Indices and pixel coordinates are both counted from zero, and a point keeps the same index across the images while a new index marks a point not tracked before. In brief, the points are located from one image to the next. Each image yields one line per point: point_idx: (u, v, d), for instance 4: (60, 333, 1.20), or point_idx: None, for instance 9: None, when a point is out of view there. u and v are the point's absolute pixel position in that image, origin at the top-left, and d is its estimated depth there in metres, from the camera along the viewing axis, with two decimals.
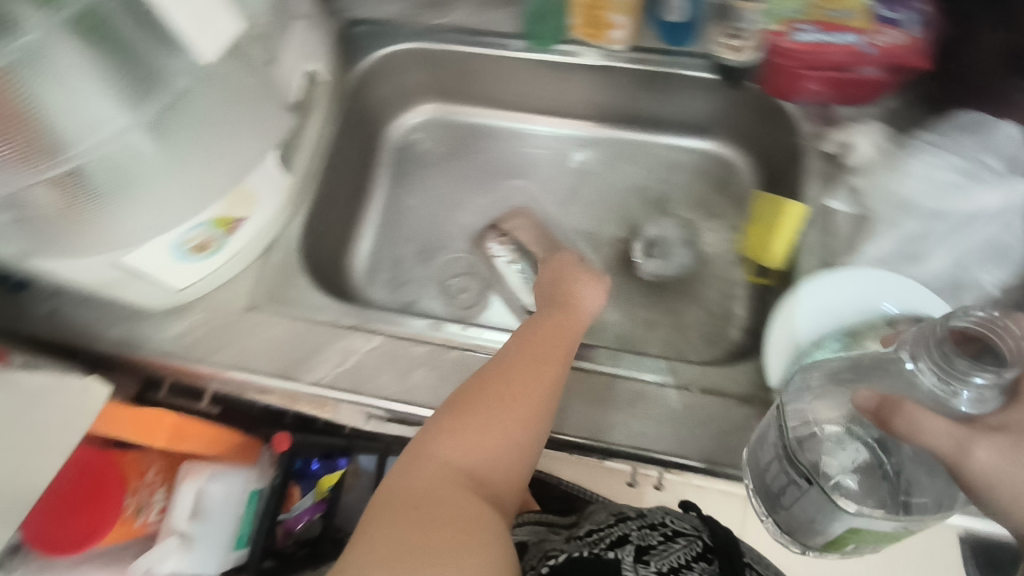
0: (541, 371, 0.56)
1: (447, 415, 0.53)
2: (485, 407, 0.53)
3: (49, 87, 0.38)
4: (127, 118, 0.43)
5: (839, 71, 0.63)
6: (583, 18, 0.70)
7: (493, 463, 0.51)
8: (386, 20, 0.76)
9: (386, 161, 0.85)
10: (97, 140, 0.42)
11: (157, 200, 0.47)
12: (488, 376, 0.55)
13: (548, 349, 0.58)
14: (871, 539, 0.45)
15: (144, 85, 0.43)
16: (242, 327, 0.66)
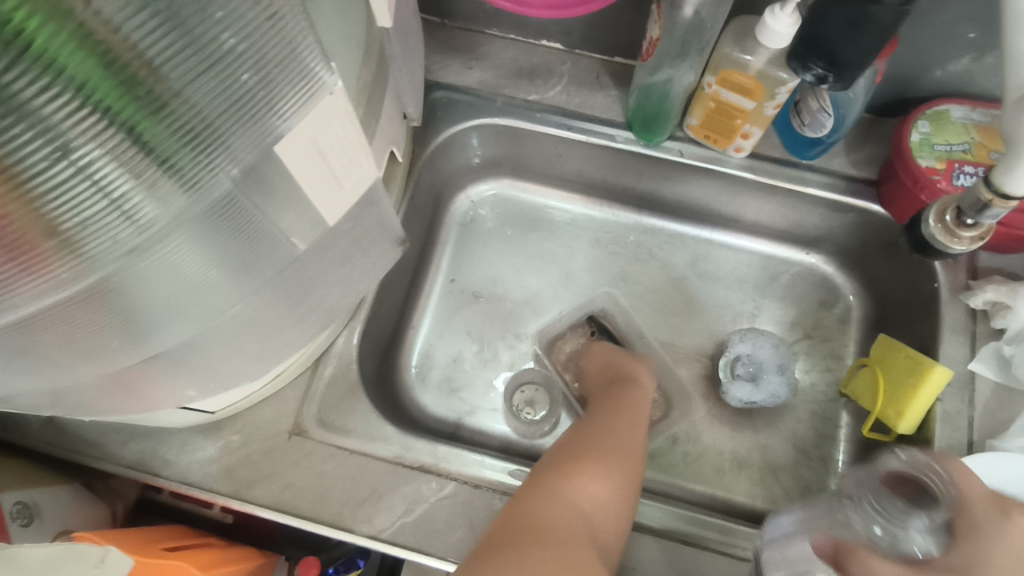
0: (624, 432, 0.55)
1: (543, 474, 0.50)
2: (586, 468, 0.50)
3: (154, 281, 0.30)
4: (230, 298, 0.34)
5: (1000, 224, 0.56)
6: (705, 121, 0.60)
7: (602, 513, 0.48)
8: (471, 87, 0.66)
9: (446, 237, 0.75)
10: (190, 321, 0.34)
11: (221, 359, 0.39)
12: (578, 440, 0.54)
13: (627, 415, 0.57)
14: None
15: (259, 265, 0.33)
16: (286, 458, 0.55)
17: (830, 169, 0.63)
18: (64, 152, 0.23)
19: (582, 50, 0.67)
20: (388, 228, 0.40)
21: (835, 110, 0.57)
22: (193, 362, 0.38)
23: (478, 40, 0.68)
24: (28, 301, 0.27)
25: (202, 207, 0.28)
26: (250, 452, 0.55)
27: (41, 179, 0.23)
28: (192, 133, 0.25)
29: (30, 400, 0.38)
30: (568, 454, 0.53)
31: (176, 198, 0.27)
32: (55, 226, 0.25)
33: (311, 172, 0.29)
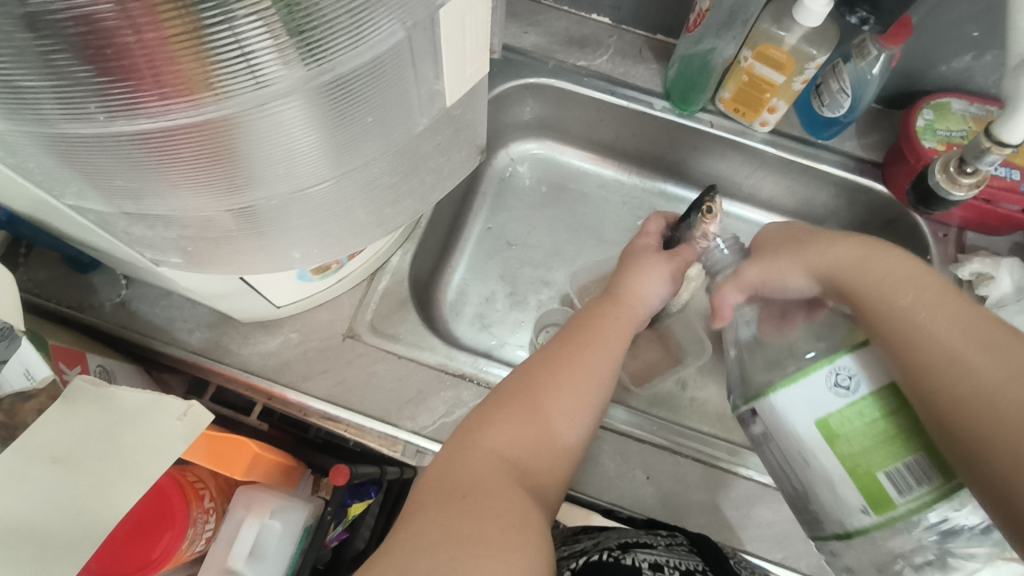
0: (592, 363, 0.50)
1: (483, 411, 0.47)
2: (522, 401, 0.47)
3: (265, 132, 0.34)
4: (322, 169, 0.39)
5: (989, 204, 0.63)
6: (737, 95, 0.68)
7: (531, 449, 0.45)
8: (525, 49, 0.73)
9: (486, 189, 0.81)
10: (286, 180, 0.38)
11: (306, 236, 0.43)
12: (535, 366, 0.49)
13: (599, 338, 0.52)
14: (851, 434, 0.39)
15: (347, 146, 0.38)
16: (340, 357, 0.60)
17: (842, 149, 0.70)
18: (227, 11, 0.28)
19: (628, 26, 0.75)
20: (465, 129, 0.47)
21: (853, 93, 0.65)
22: (311, 213, 0.42)
23: (534, 8, 0.75)
24: (169, 136, 0.32)
25: (320, 79, 0.32)
26: (307, 349, 0.60)
27: (208, 33, 0.28)
28: (325, 13, 0.30)
29: (140, 259, 0.43)
30: (512, 384, 0.49)
31: (299, 68, 0.31)
32: (206, 69, 0.29)
33: (452, 47, 0.34)
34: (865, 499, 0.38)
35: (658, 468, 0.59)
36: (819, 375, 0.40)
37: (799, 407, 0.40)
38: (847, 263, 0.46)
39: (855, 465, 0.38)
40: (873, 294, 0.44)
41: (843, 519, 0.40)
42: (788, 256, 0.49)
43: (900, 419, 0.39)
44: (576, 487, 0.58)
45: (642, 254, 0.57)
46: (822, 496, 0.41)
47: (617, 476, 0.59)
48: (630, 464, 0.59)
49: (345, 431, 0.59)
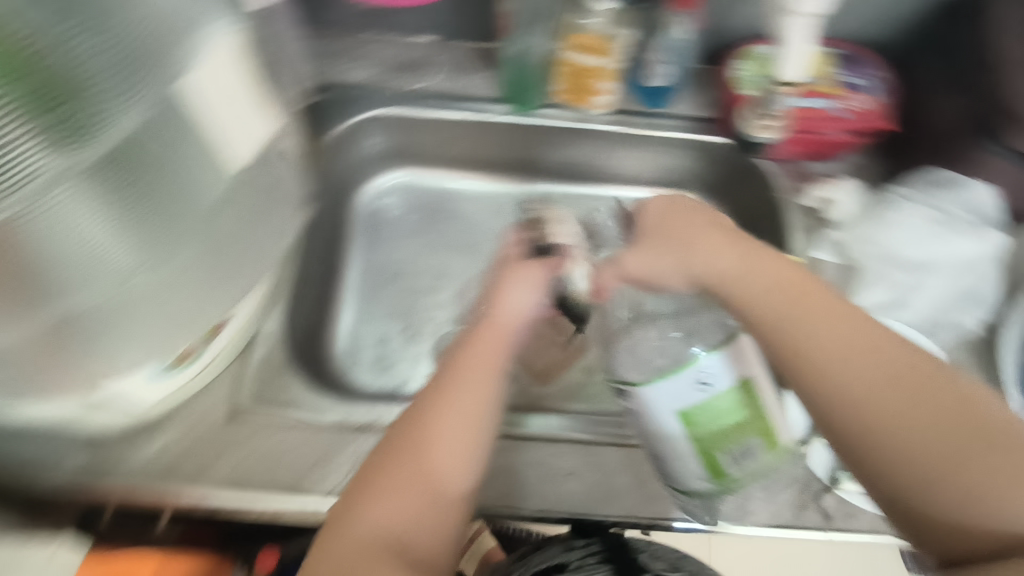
0: (473, 403, 0.46)
1: (357, 487, 0.44)
2: (398, 476, 0.43)
3: (45, 233, 0.38)
4: (128, 259, 0.43)
5: (814, 134, 0.68)
6: (568, 85, 0.69)
7: (414, 523, 0.43)
8: (354, 84, 0.72)
9: (355, 228, 0.80)
10: (92, 280, 0.42)
11: None
12: (413, 421, 0.46)
13: (475, 372, 0.47)
14: (707, 423, 0.44)
15: (139, 216, 0.43)
16: (231, 442, 0.57)
17: (679, 113, 0.73)
18: None
19: (456, 41, 0.74)
20: None
21: (671, 61, 0.67)
22: None
23: (355, 42, 0.74)
24: None
25: (92, 170, 0.40)
26: (192, 444, 0.57)
27: None
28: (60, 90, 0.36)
29: None
30: (387, 451, 0.45)
31: (62, 158, 0.38)
32: None
33: (227, 120, 0.49)
34: (707, 469, 0.45)
35: (579, 463, 0.60)
36: (687, 375, 0.43)
37: (664, 401, 0.44)
38: (739, 273, 0.47)
39: (704, 443, 0.44)
40: (768, 306, 0.45)
41: (682, 479, 0.47)
42: (667, 251, 0.51)
43: (747, 411, 0.45)
44: (501, 505, 0.57)
45: (519, 275, 0.53)
46: (672, 460, 0.46)
47: (540, 482, 0.59)
48: (549, 465, 0.60)
49: (258, 517, 0.55)
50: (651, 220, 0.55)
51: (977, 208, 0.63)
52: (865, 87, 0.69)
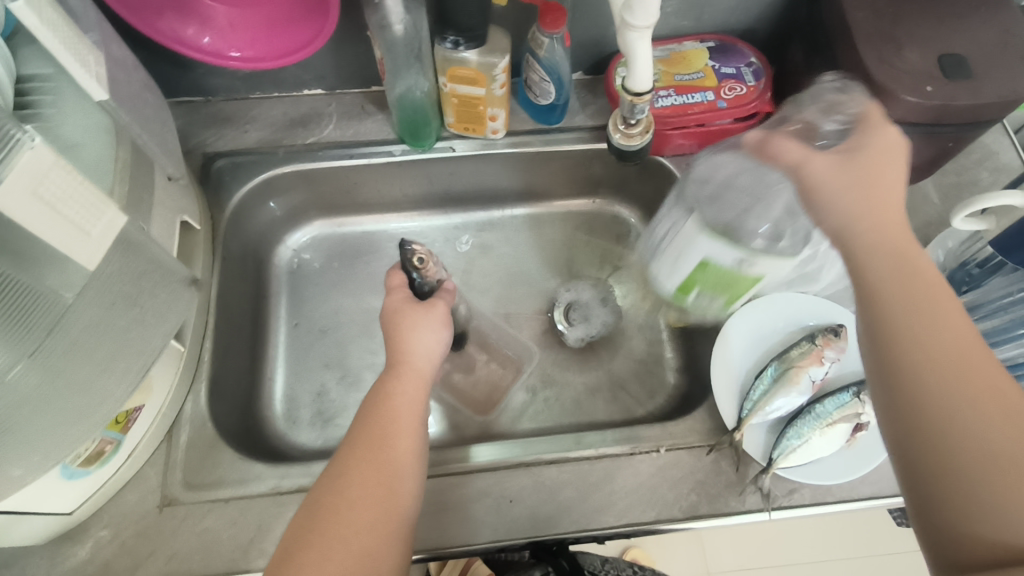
0: (395, 442, 0.51)
1: (295, 539, 0.45)
2: (335, 520, 0.46)
3: None
4: (10, 356, 0.37)
5: (703, 127, 0.70)
6: (458, 116, 0.71)
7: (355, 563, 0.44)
8: (249, 148, 0.73)
9: (278, 288, 0.79)
10: None
11: (23, 439, 0.40)
12: (346, 463, 0.49)
13: (394, 415, 0.53)
14: (716, 276, 0.60)
15: (26, 320, 0.38)
16: (165, 529, 0.56)
17: (573, 126, 0.75)
18: None
19: (342, 90, 0.76)
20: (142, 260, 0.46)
21: (551, 79, 0.69)
22: (8, 425, 0.39)
23: (246, 106, 0.75)
24: None
25: None
26: (125, 539, 0.56)
27: None
28: None
29: None
30: (322, 494, 0.48)
31: None
32: None
33: (49, 225, 0.34)
34: (680, 283, 0.65)
35: (522, 485, 0.60)
36: (738, 262, 0.56)
37: (710, 251, 0.57)
38: (873, 234, 0.44)
39: (692, 280, 0.63)
40: (885, 277, 0.42)
41: (659, 270, 0.68)
42: (851, 186, 0.45)
43: (723, 283, 0.61)
44: (451, 543, 0.57)
45: (414, 317, 0.59)
46: (664, 246, 0.65)
47: (487, 512, 0.59)
48: (492, 494, 0.59)
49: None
50: (872, 124, 0.49)
51: None
52: (745, 72, 0.70)
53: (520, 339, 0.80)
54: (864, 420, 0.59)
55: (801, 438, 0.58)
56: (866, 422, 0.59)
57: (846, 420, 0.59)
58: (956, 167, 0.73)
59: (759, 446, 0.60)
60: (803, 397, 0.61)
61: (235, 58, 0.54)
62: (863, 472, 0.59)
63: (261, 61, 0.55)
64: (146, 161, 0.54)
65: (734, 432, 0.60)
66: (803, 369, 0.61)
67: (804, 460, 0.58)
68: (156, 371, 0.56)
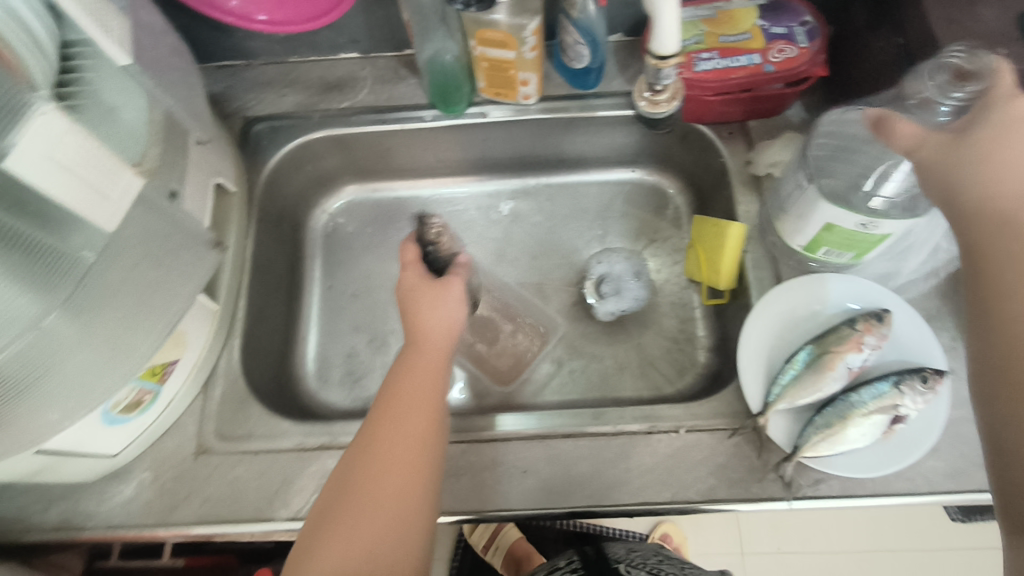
0: (418, 416, 0.52)
1: (328, 509, 0.48)
2: (361, 491, 0.48)
3: None
4: (40, 307, 0.40)
5: (747, 93, 0.66)
6: (490, 81, 0.69)
7: (382, 534, 0.46)
8: (285, 111, 0.73)
9: (314, 251, 0.81)
10: (7, 338, 0.39)
11: (58, 386, 0.43)
12: (375, 433, 0.51)
13: (416, 390, 0.53)
14: (839, 239, 0.57)
15: (55, 274, 0.40)
16: (199, 475, 0.60)
17: (611, 90, 0.72)
18: None
19: (377, 53, 0.75)
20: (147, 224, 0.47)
21: (587, 41, 0.66)
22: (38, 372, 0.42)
23: (284, 69, 0.76)
24: None
25: None
26: (164, 482, 0.60)
27: None
28: None
29: None
30: (352, 466, 0.49)
31: None
32: None
33: (66, 187, 0.37)
34: (802, 242, 0.61)
35: (538, 457, 0.60)
36: (865, 227, 0.54)
37: (836, 218, 0.54)
38: (986, 202, 0.40)
39: (814, 242, 0.60)
40: (994, 231, 0.40)
41: (789, 234, 0.62)
42: (970, 157, 0.42)
43: (852, 244, 0.58)
44: (465, 508, 0.58)
45: (432, 294, 0.59)
46: (788, 203, 0.60)
47: (502, 481, 0.59)
48: (508, 463, 0.60)
49: (252, 537, 0.58)
50: (996, 97, 0.43)
51: None
52: (798, 32, 0.65)
53: (549, 310, 0.79)
54: (904, 412, 0.55)
55: (833, 428, 0.55)
56: (906, 414, 0.56)
57: (883, 412, 0.55)
58: None
59: (786, 434, 0.57)
60: (838, 385, 0.57)
61: (262, 21, 0.55)
62: (900, 467, 0.55)
63: (289, 22, 0.56)
64: (178, 127, 0.56)
65: (759, 417, 0.57)
66: (840, 355, 0.57)
67: (835, 451, 0.55)
68: (185, 325, 0.57)
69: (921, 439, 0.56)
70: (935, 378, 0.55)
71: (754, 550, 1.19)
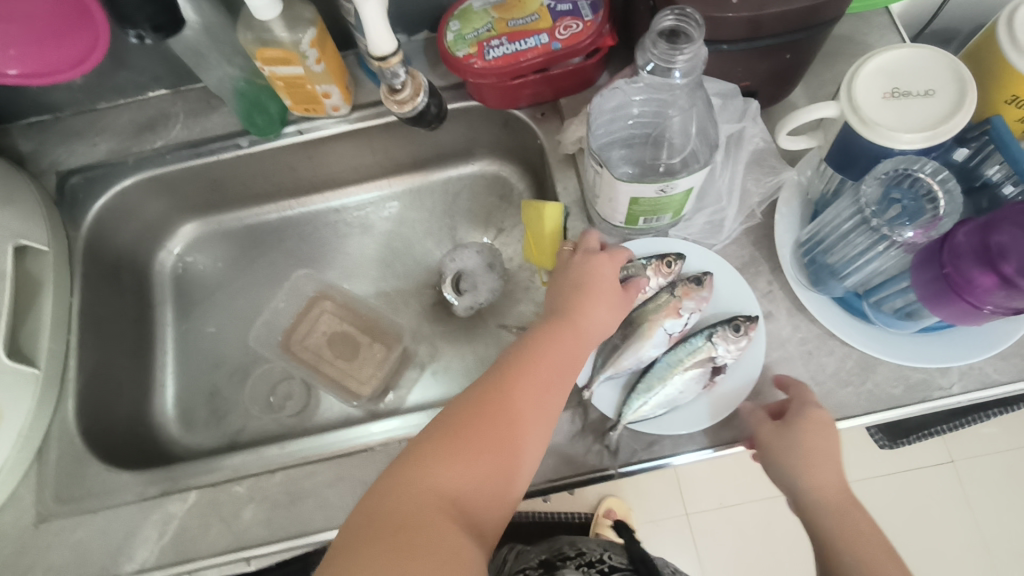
0: (539, 399, 0.47)
1: (439, 438, 0.44)
2: (492, 427, 0.44)
3: None
4: None
5: (544, 73, 0.66)
6: (294, 99, 0.68)
7: (483, 496, 0.43)
8: (100, 160, 0.72)
9: (165, 296, 0.80)
10: None
11: None
12: (481, 405, 0.46)
13: (559, 362, 0.49)
14: (653, 207, 0.55)
15: None
16: (40, 545, 0.58)
17: None
18: None
19: (187, 86, 0.74)
20: None
21: None
22: None
23: (94, 117, 0.74)
24: None
25: None
26: (4, 558, 0.58)
27: None
28: None
29: None
30: (473, 399, 0.46)
31: None
32: None
33: None
34: (624, 220, 0.58)
35: (380, 466, 0.59)
36: (667, 188, 0.52)
37: (637, 192, 0.53)
38: (812, 493, 0.49)
39: (633, 216, 0.57)
40: (822, 515, 0.49)
41: (608, 216, 0.59)
42: (792, 464, 0.50)
43: (666, 207, 0.55)
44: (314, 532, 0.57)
45: (607, 288, 0.54)
46: (596, 191, 0.58)
47: (345, 497, 0.58)
48: (348, 479, 0.59)
49: None
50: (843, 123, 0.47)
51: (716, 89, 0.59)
52: (582, 6, 0.65)
53: (406, 315, 0.79)
54: (720, 362, 0.56)
55: (653, 391, 0.56)
56: (723, 364, 0.56)
57: (699, 367, 0.56)
58: (831, 70, 0.67)
59: (614, 403, 0.58)
60: (657, 349, 0.58)
61: (13, 76, 0.54)
62: (723, 417, 0.55)
63: (50, 72, 0.56)
64: None
65: (585, 392, 0.58)
66: (656, 321, 0.58)
67: (659, 412, 0.56)
68: None
69: (741, 387, 0.56)
70: (747, 324, 0.55)
71: (699, 507, 1.09)
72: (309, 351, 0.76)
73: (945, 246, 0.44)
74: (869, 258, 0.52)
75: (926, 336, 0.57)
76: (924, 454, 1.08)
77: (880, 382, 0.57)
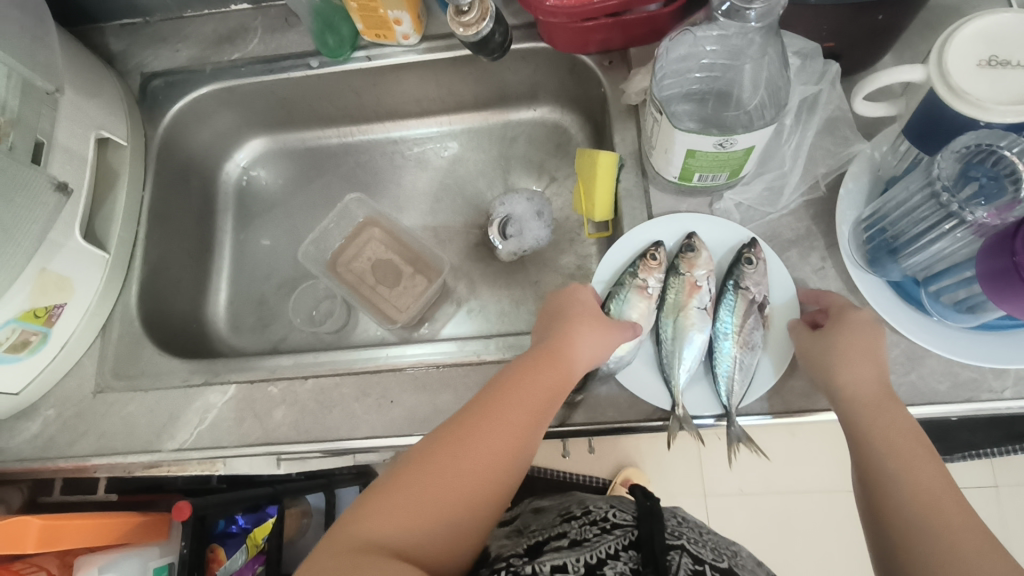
0: (500, 442, 0.45)
1: (389, 481, 0.43)
2: (442, 474, 0.43)
3: None
4: None
5: (617, 16, 0.64)
6: (366, 23, 0.69)
7: (427, 544, 0.41)
8: (181, 67, 0.75)
9: (228, 207, 0.84)
10: None
11: None
12: (429, 449, 0.45)
13: (533, 395, 0.48)
14: (708, 163, 0.53)
15: None
16: (97, 412, 0.64)
17: None
18: None
19: (267, 2, 0.76)
20: None
21: None
22: None
23: (180, 24, 0.77)
24: None
25: None
26: (65, 419, 0.64)
27: None
28: None
29: None
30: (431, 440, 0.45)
31: None
32: None
33: None
34: (677, 174, 0.57)
35: (407, 388, 0.61)
36: (727, 141, 0.50)
37: (694, 143, 0.51)
38: (852, 388, 0.48)
39: (687, 169, 0.55)
40: (857, 412, 0.47)
41: (661, 169, 0.58)
42: (833, 359, 0.49)
43: (723, 163, 0.54)
44: (337, 439, 0.60)
45: (588, 321, 0.53)
46: (652, 140, 0.56)
47: (370, 411, 0.61)
48: (374, 394, 0.61)
49: (144, 467, 0.63)
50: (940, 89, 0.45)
51: (795, 47, 0.57)
52: None
53: (450, 253, 0.80)
54: (760, 297, 0.56)
55: (730, 366, 0.54)
56: (765, 298, 0.56)
57: (750, 315, 0.55)
58: (929, 42, 0.62)
59: (708, 402, 0.56)
60: (710, 329, 0.57)
61: None
62: (794, 352, 0.54)
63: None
64: (31, 76, 0.59)
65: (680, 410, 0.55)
66: (687, 306, 0.58)
67: (748, 385, 0.54)
68: (56, 266, 0.59)
69: (792, 317, 0.56)
70: (755, 252, 0.56)
71: (720, 491, 1.07)
72: (353, 275, 0.77)
73: (1019, 235, 0.41)
74: (933, 238, 0.49)
75: (982, 334, 0.53)
76: (970, 474, 1.02)
77: (925, 376, 0.54)
